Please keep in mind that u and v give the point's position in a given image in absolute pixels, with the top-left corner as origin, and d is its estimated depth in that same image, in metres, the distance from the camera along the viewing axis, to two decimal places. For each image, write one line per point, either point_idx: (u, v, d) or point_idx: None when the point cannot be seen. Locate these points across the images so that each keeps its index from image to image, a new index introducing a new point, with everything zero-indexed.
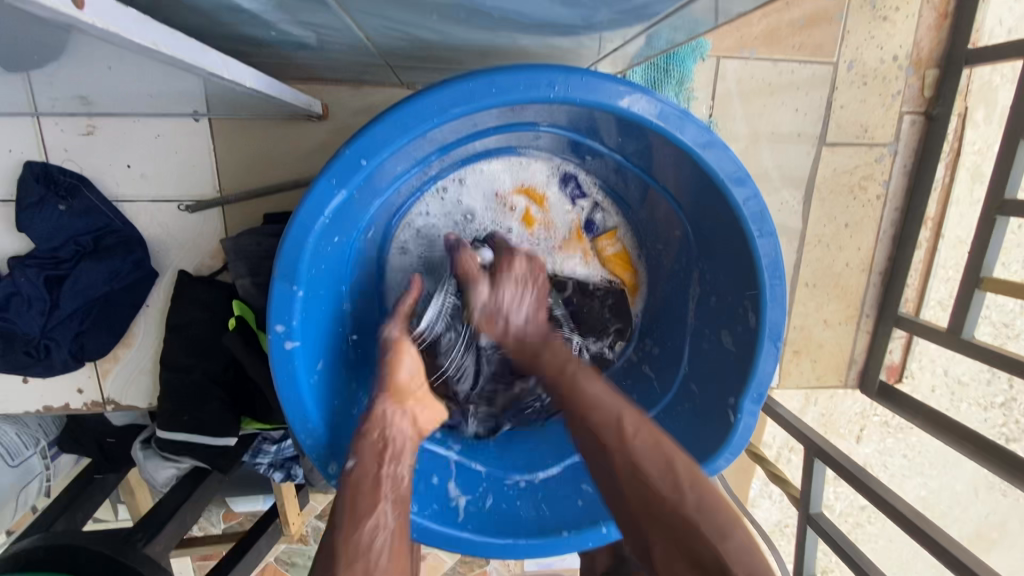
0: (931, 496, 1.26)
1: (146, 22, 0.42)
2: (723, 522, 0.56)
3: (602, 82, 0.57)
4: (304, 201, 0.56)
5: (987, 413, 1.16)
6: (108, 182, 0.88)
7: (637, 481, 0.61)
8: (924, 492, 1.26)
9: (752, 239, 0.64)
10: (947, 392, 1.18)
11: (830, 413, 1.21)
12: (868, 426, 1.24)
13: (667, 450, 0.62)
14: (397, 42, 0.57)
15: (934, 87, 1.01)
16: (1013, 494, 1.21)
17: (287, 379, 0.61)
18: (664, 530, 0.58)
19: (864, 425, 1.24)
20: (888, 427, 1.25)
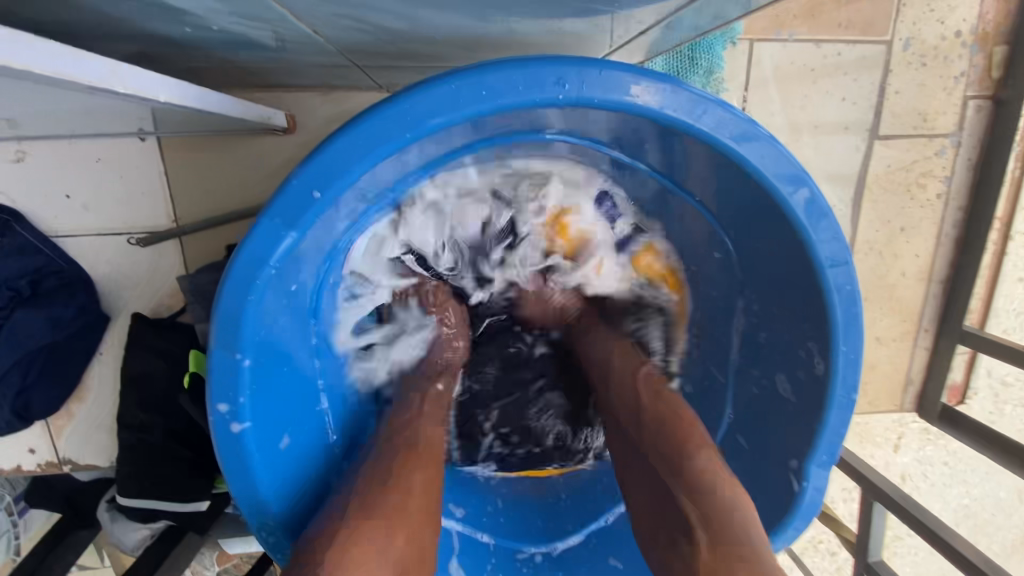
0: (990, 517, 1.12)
1: None
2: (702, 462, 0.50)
3: (622, 71, 0.43)
4: (243, 245, 0.43)
5: None
6: (47, 215, 0.76)
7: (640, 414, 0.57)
8: None
9: (820, 267, 0.51)
10: (991, 394, 1.03)
11: (865, 423, 1.04)
12: (906, 433, 1.06)
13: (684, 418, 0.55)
14: (358, 34, 0.44)
15: (1004, 66, 0.86)
16: None
17: (238, 466, 0.48)
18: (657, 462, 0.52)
19: (902, 432, 1.05)
20: (928, 433, 1.05)
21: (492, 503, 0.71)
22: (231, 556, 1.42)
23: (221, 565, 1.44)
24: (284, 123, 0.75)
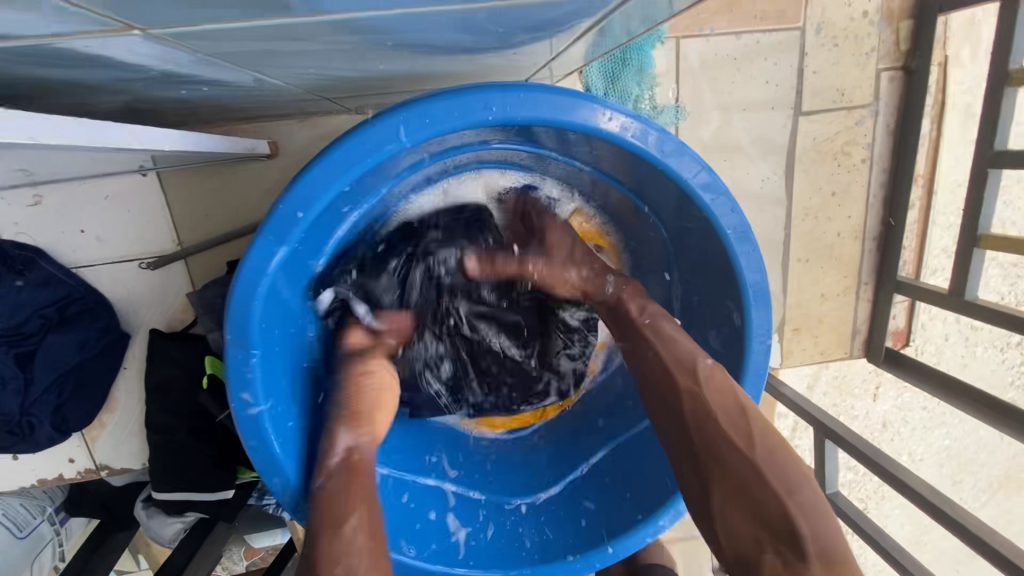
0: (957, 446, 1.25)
1: (32, 119, 0.36)
2: (794, 478, 0.52)
3: (538, 93, 0.53)
4: (243, 262, 0.53)
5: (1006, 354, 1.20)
6: (64, 249, 0.85)
7: (702, 425, 0.58)
8: (949, 443, 1.25)
9: (725, 237, 0.61)
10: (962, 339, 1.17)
11: (844, 375, 1.17)
12: (884, 382, 1.22)
13: (739, 395, 0.59)
14: (321, 81, 0.54)
15: (910, 38, 0.95)
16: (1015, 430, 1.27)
17: (259, 443, 0.58)
18: (729, 466, 0.55)
19: (880, 382, 1.21)
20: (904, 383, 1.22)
21: (483, 462, 0.82)
22: (258, 550, 1.53)
23: (249, 559, 1.55)
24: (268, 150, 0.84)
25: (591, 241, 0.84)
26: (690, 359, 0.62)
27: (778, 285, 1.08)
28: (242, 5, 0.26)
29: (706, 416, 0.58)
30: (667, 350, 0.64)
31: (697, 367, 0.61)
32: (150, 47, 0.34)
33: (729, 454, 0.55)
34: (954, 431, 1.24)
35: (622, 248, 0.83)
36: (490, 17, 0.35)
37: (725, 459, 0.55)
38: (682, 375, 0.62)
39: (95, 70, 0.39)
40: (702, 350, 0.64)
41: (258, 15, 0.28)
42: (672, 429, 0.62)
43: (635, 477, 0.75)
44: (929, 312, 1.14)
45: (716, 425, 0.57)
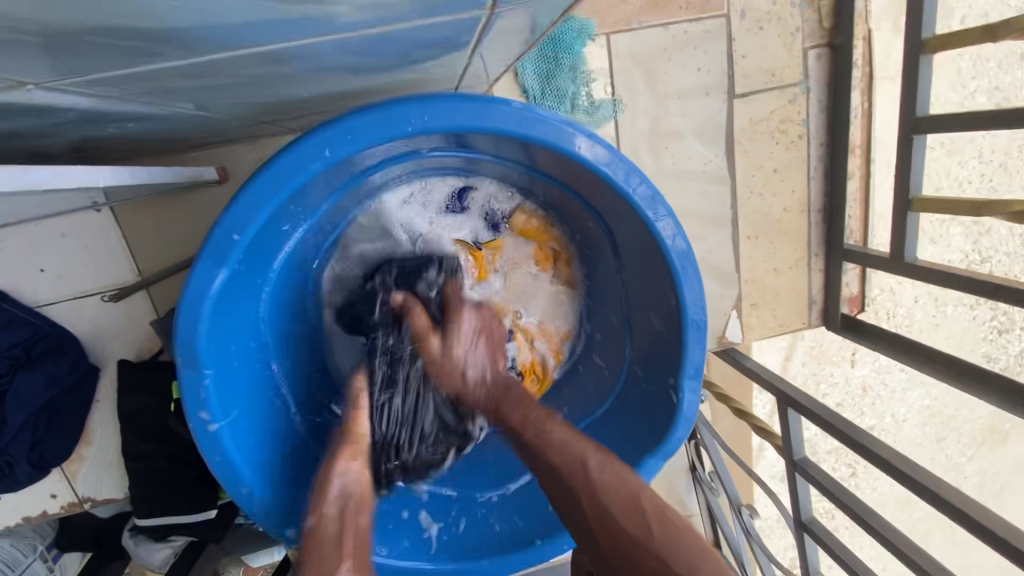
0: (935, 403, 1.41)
1: None
2: (695, 552, 0.56)
3: (453, 103, 0.56)
4: (185, 287, 0.55)
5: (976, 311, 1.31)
6: (26, 290, 0.87)
7: (605, 523, 0.60)
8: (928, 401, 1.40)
9: (650, 222, 0.64)
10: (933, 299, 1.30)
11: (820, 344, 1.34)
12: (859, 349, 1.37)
13: (633, 485, 0.62)
14: (246, 109, 0.56)
15: (832, 16, 0.99)
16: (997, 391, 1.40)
17: (220, 459, 0.61)
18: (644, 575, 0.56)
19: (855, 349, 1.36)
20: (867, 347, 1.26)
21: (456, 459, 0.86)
22: (257, 569, 1.56)
23: None
24: (217, 175, 0.86)
25: (537, 236, 0.88)
26: (582, 456, 0.64)
27: (731, 262, 1.11)
28: (118, 53, 0.29)
29: (619, 512, 0.60)
30: (559, 454, 0.65)
31: (590, 463, 0.64)
32: (51, 96, 0.36)
33: (637, 555, 0.57)
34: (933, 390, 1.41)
35: (567, 239, 0.89)
36: (373, 42, 0.38)
37: (632, 560, 0.57)
38: (579, 479, 0.63)
39: (8, 119, 0.41)
40: (590, 442, 0.66)
41: (134, 62, 0.30)
42: (573, 514, 0.64)
43: None
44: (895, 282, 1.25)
45: (614, 520, 0.60)
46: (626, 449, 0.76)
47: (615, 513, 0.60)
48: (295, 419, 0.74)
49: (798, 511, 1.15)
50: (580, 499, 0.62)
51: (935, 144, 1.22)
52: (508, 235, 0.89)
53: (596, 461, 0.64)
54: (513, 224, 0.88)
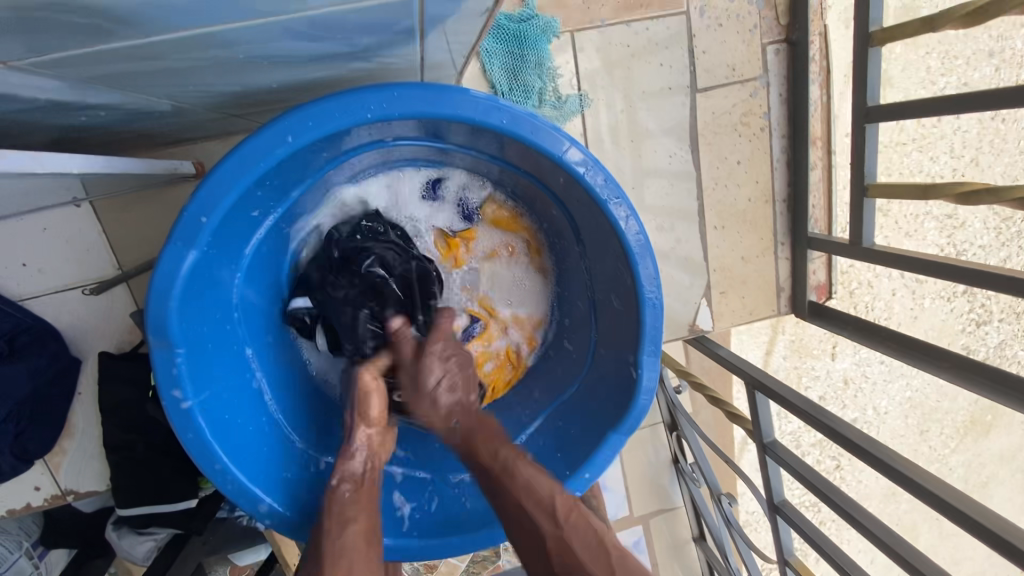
0: (915, 395, 1.47)
1: None
2: None
3: (409, 91, 0.59)
4: (156, 268, 0.58)
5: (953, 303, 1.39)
6: (8, 284, 0.89)
7: (566, 563, 0.63)
8: (909, 393, 1.47)
9: (603, 204, 0.68)
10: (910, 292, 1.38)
11: (801, 338, 1.40)
12: (840, 342, 1.43)
13: (592, 522, 0.67)
14: (213, 99, 0.59)
15: (788, 14, 1.04)
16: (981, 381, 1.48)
17: (192, 435, 0.63)
18: None
19: (836, 341, 1.43)
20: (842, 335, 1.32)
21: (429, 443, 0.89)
22: (244, 568, 1.57)
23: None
24: (194, 170, 0.89)
25: (508, 225, 0.91)
26: (549, 495, 0.68)
27: (700, 253, 1.15)
28: (76, 30, 0.32)
29: (581, 546, 0.64)
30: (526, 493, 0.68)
31: (556, 504, 0.67)
32: (18, 75, 0.39)
33: None
34: (914, 381, 1.47)
35: (537, 229, 0.91)
36: (319, 27, 0.41)
37: None
38: (542, 516, 0.66)
39: None
40: (556, 484, 0.70)
41: (90, 38, 0.33)
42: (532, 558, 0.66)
43: (567, 437, 0.82)
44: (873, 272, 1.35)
45: (579, 562, 0.63)
46: (592, 428, 0.79)
47: (582, 557, 0.63)
48: (269, 403, 0.76)
49: (770, 494, 1.17)
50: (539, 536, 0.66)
51: (900, 141, 1.33)
52: (480, 225, 0.92)
53: (561, 500, 0.68)
54: (483, 213, 0.91)
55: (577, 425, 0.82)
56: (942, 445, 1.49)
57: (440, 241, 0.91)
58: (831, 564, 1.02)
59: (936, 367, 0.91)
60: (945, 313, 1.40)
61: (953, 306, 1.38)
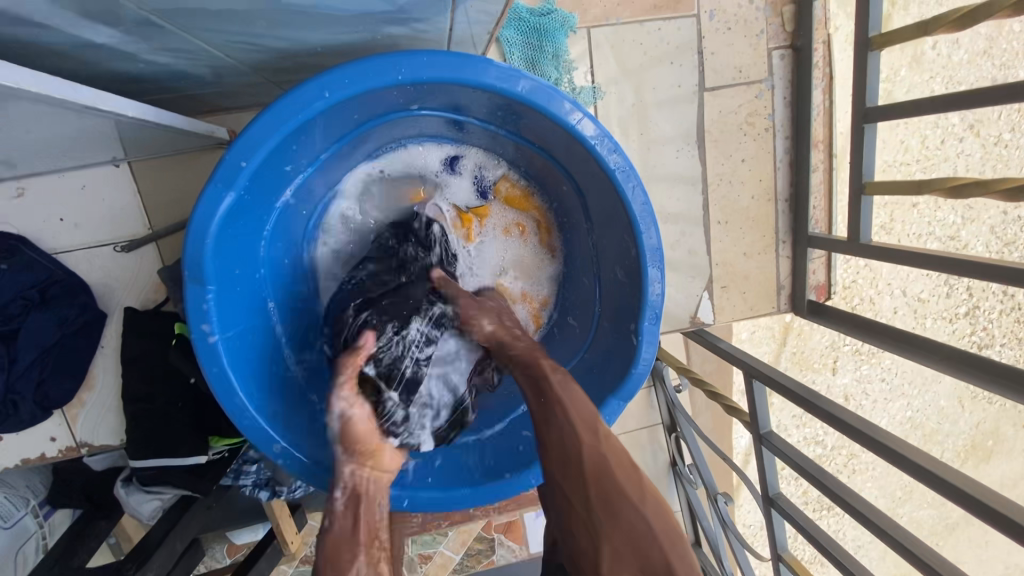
0: (916, 414, 1.53)
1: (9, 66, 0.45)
2: (675, 532, 0.59)
3: (438, 56, 0.64)
4: (196, 208, 0.63)
5: (954, 323, 1.45)
6: (45, 237, 0.94)
7: (603, 486, 0.61)
8: (909, 411, 1.53)
9: (612, 172, 0.72)
10: (910, 310, 1.44)
11: (802, 350, 1.48)
12: (841, 356, 1.52)
13: (629, 458, 0.66)
14: (257, 57, 0.64)
15: (793, 21, 1.09)
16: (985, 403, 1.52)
17: (215, 370, 0.67)
18: (622, 526, 0.58)
19: (838, 356, 1.51)
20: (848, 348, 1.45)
21: None
22: (240, 546, 1.58)
23: (233, 556, 1.58)
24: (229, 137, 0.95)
25: (520, 204, 0.96)
26: (595, 419, 0.68)
27: (703, 247, 1.19)
28: None
29: (622, 472, 0.63)
30: (575, 409, 0.69)
31: (600, 429, 0.68)
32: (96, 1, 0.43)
33: (626, 508, 0.59)
34: (914, 401, 1.53)
35: (547, 209, 0.96)
36: None
37: (620, 513, 0.59)
38: (584, 435, 0.66)
39: (55, 29, 0.49)
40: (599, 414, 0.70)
41: None
42: (566, 479, 0.64)
43: None
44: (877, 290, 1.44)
45: (614, 479, 0.62)
46: (593, 395, 0.83)
47: (618, 476, 0.62)
48: (286, 355, 0.80)
49: (766, 488, 1.19)
50: (578, 454, 0.65)
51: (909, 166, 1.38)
52: (494, 203, 0.97)
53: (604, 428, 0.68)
54: (498, 190, 0.96)
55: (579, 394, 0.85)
56: None
57: (455, 217, 0.96)
58: (823, 553, 1.04)
59: (934, 360, 0.94)
60: (947, 333, 1.45)
61: (956, 327, 1.45)
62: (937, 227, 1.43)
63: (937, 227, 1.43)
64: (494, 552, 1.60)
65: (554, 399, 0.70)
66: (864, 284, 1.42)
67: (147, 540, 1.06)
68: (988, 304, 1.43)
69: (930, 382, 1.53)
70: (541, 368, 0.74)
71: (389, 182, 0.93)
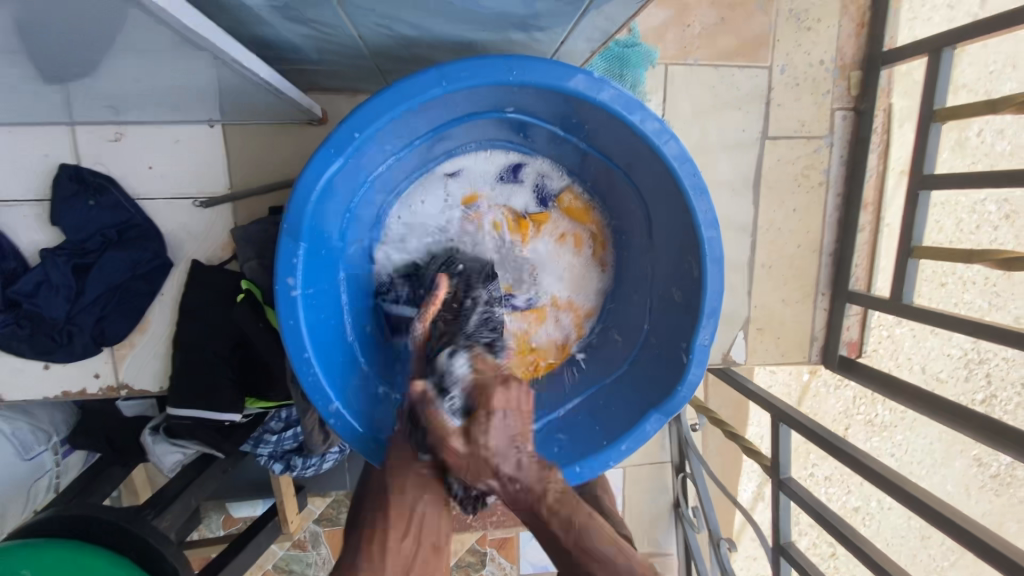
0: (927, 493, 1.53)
1: None
2: None
3: (549, 65, 0.70)
4: (305, 168, 0.68)
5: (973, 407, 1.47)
6: (131, 181, 1.00)
7: None
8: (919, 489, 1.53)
9: (690, 196, 0.76)
10: (931, 385, 1.46)
11: (818, 412, 1.50)
12: (853, 424, 1.53)
13: None
14: (384, 41, 0.70)
15: (859, 86, 1.15)
16: (999, 492, 1.51)
17: (290, 321, 0.70)
18: None
19: (850, 423, 1.53)
20: (872, 426, 1.53)
21: None
22: (236, 520, 1.55)
23: (226, 529, 1.56)
24: (320, 115, 1.01)
25: (580, 216, 0.99)
26: None
27: (744, 288, 1.22)
28: None
29: None
30: (607, 574, 0.67)
31: None
32: None
33: None
34: (925, 481, 1.53)
35: (605, 224, 0.99)
36: None
37: None
38: None
39: None
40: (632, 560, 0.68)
41: None
42: None
43: (608, 411, 0.88)
44: (898, 362, 1.43)
45: None
46: (635, 406, 0.86)
47: None
48: (346, 322, 0.84)
49: (779, 537, 1.18)
50: None
51: (945, 243, 1.41)
52: (554, 212, 0.99)
53: None
54: (560, 201, 0.99)
55: (618, 403, 0.88)
56: (942, 556, 1.54)
57: (513, 220, 0.98)
58: None
59: (968, 427, 0.95)
60: None
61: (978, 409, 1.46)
62: (962, 308, 1.44)
63: (962, 308, 1.44)
64: (483, 567, 1.57)
65: (584, 559, 0.68)
66: (885, 355, 1.44)
67: (160, 493, 1.01)
68: (1005, 394, 1.43)
69: (939, 463, 1.53)
70: (567, 515, 0.70)
71: (457, 181, 0.95)
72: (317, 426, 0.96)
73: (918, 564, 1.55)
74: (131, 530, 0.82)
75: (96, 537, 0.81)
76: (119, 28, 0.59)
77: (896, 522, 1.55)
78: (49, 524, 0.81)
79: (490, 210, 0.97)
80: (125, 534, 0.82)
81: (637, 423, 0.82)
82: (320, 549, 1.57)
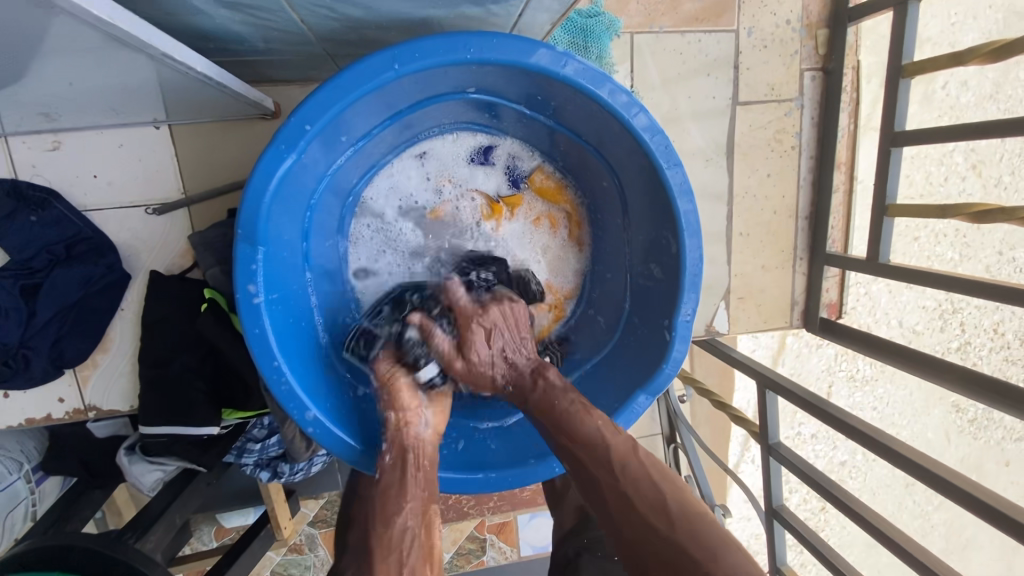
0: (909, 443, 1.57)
1: None
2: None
3: (507, 41, 0.66)
4: (256, 166, 0.64)
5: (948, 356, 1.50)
6: (76, 193, 0.94)
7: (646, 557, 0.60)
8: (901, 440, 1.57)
9: (663, 170, 0.74)
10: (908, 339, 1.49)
11: (801, 372, 1.52)
12: (836, 382, 1.54)
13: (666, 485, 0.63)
14: (329, 25, 0.66)
15: (826, 44, 1.13)
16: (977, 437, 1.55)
17: (254, 329, 0.67)
18: None
19: (832, 381, 1.54)
20: (853, 381, 1.54)
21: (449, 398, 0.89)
22: (228, 530, 1.53)
23: (219, 540, 1.53)
24: (273, 109, 0.96)
25: (553, 196, 0.96)
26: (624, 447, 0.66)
27: (723, 258, 1.21)
28: None
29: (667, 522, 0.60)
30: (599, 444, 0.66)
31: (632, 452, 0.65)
32: None
33: None
34: (905, 431, 1.57)
35: (578, 202, 0.97)
36: None
37: None
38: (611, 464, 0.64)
39: None
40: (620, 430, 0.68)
41: None
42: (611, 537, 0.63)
43: (599, 394, 0.87)
44: (876, 319, 1.45)
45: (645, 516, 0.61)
46: (620, 389, 0.84)
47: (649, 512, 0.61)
48: (317, 323, 0.81)
49: (770, 501, 1.19)
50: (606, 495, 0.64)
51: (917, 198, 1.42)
52: (526, 193, 0.95)
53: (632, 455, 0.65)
54: (532, 181, 0.95)
55: (606, 384, 0.87)
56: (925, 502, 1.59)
57: (485, 205, 0.94)
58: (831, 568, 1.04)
59: (944, 379, 0.96)
60: None
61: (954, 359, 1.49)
62: (935, 262, 1.46)
63: (935, 262, 1.46)
64: (483, 553, 1.57)
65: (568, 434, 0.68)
66: (863, 312, 1.45)
67: (146, 511, 1.00)
68: (979, 340, 1.48)
69: (919, 412, 1.57)
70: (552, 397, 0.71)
71: (424, 167, 0.91)
72: (297, 434, 0.93)
73: (904, 510, 1.61)
74: (110, 554, 0.78)
75: (74, 565, 0.77)
76: (37, 31, 0.54)
77: (881, 474, 1.60)
78: (25, 555, 0.77)
79: (461, 195, 0.93)
80: (105, 560, 0.78)
81: (621, 407, 0.81)
82: (317, 551, 1.55)
